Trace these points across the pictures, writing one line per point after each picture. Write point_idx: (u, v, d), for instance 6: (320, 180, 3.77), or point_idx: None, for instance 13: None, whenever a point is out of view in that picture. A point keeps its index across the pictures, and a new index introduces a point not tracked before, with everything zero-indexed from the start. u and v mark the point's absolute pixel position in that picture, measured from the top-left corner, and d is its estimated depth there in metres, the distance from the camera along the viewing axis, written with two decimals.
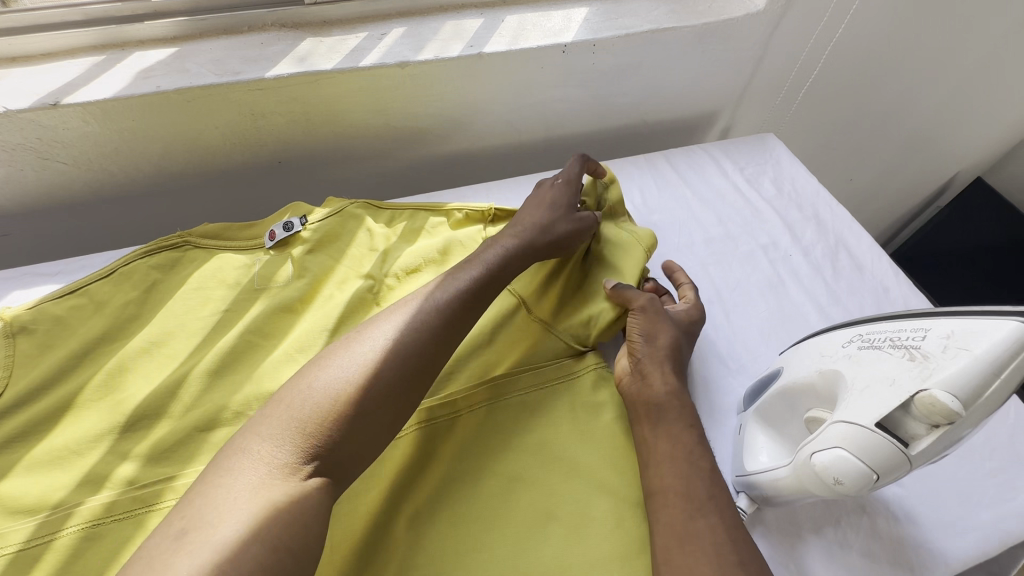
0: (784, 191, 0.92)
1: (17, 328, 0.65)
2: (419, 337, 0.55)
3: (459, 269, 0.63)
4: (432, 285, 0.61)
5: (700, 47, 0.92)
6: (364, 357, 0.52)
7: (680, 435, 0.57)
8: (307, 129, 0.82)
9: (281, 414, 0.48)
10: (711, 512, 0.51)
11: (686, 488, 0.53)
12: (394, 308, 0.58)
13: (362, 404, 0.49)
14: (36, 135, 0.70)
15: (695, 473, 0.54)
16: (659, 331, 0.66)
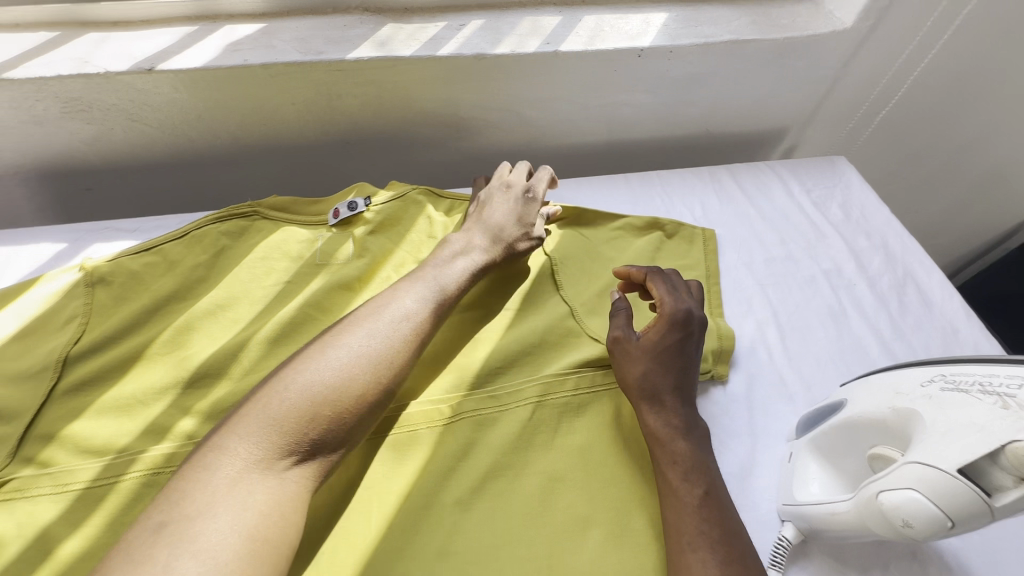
0: (852, 216, 0.88)
1: (97, 278, 0.69)
2: (398, 342, 0.56)
3: (422, 275, 0.64)
4: (407, 288, 0.61)
5: (779, 61, 0.89)
6: (341, 359, 0.52)
7: (664, 467, 0.56)
8: (378, 113, 0.83)
9: (258, 411, 0.49)
10: (701, 547, 0.50)
11: (671, 523, 0.52)
12: (373, 308, 0.58)
13: (339, 405, 0.50)
14: (129, 97, 0.73)
15: (680, 507, 0.53)
16: (626, 371, 0.61)
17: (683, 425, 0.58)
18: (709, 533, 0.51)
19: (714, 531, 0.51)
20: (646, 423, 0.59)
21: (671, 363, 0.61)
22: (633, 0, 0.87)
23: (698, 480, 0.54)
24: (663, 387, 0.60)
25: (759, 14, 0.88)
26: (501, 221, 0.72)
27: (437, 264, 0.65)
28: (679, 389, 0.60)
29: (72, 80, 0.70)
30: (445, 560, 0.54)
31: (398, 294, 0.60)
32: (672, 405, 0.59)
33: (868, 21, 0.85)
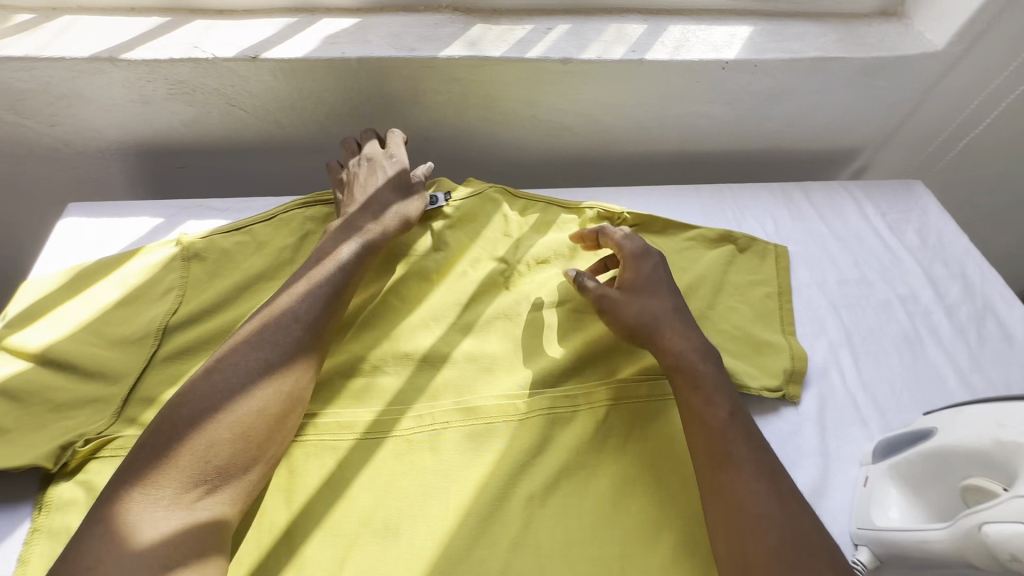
0: (929, 242, 0.87)
1: (192, 254, 0.72)
2: (285, 346, 0.56)
3: (315, 269, 0.63)
4: (293, 290, 0.61)
5: (862, 81, 0.88)
6: (232, 379, 0.53)
7: (686, 392, 0.59)
8: (460, 111, 0.85)
9: (153, 450, 0.48)
10: (738, 466, 0.53)
11: (706, 445, 0.55)
12: (260, 319, 0.58)
13: (239, 422, 0.51)
14: (231, 83, 0.77)
15: (711, 429, 0.55)
16: (625, 313, 0.64)
17: (693, 340, 0.62)
18: (740, 452, 0.54)
19: (745, 448, 0.54)
20: (660, 348, 0.62)
21: (660, 290, 0.66)
22: (719, 12, 0.87)
23: (718, 399, 0.57)
24: (663, 314, 0.64)
25: (846, 32, 0.87)
26: (386, 200, 0.72)
27: (323, 256, 0.65)
28: (676, 312, 0.64)
29: (182, 64, 0.73)
30: (520, 551, 0.55)
31: (288, 295, 0.60)
32: (677, 330, 0.63)
33: (960, 46, 0.84)
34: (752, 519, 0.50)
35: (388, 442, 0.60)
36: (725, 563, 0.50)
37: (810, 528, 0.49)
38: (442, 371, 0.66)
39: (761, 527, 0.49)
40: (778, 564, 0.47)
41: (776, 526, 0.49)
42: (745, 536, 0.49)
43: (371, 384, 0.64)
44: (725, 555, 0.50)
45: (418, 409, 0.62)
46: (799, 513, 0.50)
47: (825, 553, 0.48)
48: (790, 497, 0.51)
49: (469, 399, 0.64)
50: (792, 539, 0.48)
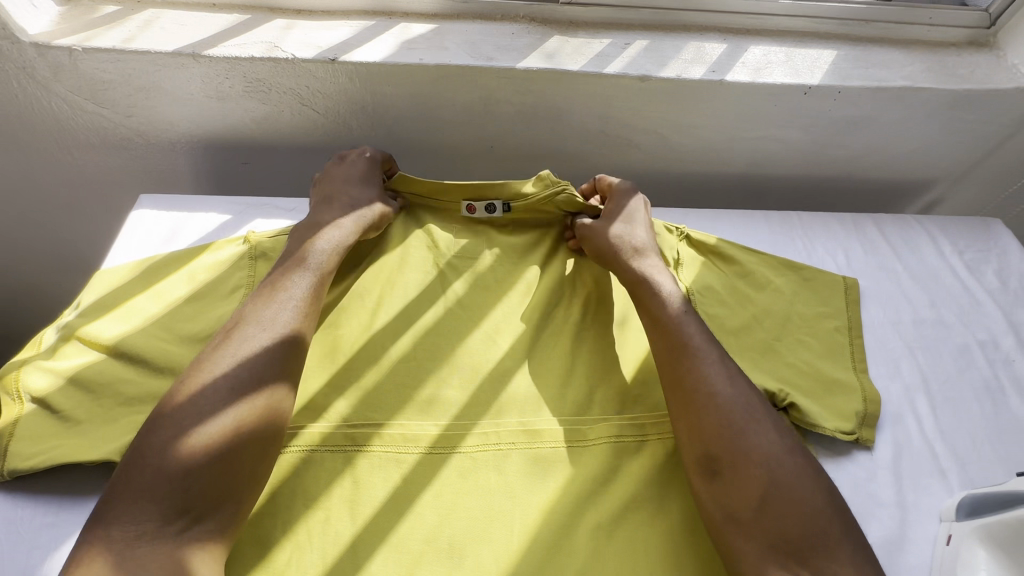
0: (1009, 286, 0.83)
1: (260, 252, 0.72)
2: (257, 354, 0.53)
3: (284, 276, 0.60)
4: (259, 299, 0.58)
5: (948, 113, 0.84)
6: (202, 399, 0.50)
7: (648, 298, 0.64)
8: (529, 121, 0.84)
9: (130, 484, 0.46)
10: (693, 353, 0.59)
11: (667, 341, 0.60)
12: (232, 331, 0.55)
13: (213, 445, 0.48)
14: (307, 84, 0.77)
15: (672, 325, 0.61)
16: (600, 241, 0.70)
17: (655, 264, 0.68)
18: (693, 340, 0.60)
19: (699, 338, 0.60)
20: (624, 265, 0.67)
21: (636, 222, 0.73)
22: (801, 35, 0.85)
23: (674, 298, 0.64)
24: (630, 241, 0.70)
25: (934, 61, 0.84)
26: (354, 201, 0.71)
27: (293, 266, 0.62)
28: (644, 239, 0.71)
29: (262, 63, 0.74)
30: None
31: (261, 305, 0.57)
32: (641, 251, 0.69)
33: None
34: (706, 397, 0.56)
35: (453, 459, 0.59)
36: (686, 439, 0.56)
37: (754, 398, 0.57)
38: (507, 389, 0.64)
39: (712, 403, 0.56)
40: (728, 431, 0.54)
41: (726, 401, 0.56)
42: (700, 412, 0.55)
43: (436, 398, 0.63)
44: (684, 433, 0.56)
45: (483, 426, 0.61)
46: (746, 388, 0.57)
47: (765, 415, 0.55)
48: (736, 374, 0.58)
49: (534, 420, 0.62)
50: (739, 408, 0.55)
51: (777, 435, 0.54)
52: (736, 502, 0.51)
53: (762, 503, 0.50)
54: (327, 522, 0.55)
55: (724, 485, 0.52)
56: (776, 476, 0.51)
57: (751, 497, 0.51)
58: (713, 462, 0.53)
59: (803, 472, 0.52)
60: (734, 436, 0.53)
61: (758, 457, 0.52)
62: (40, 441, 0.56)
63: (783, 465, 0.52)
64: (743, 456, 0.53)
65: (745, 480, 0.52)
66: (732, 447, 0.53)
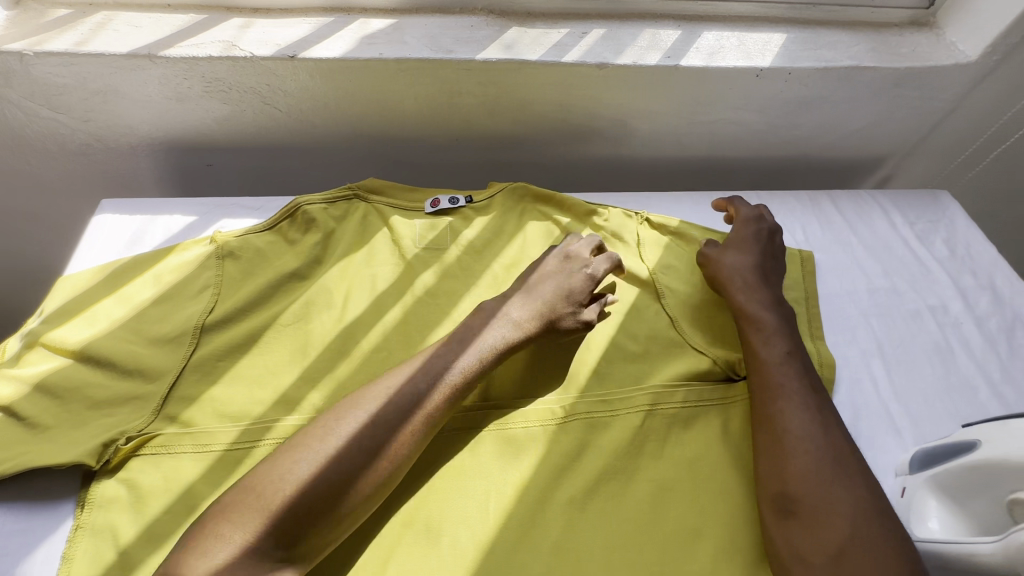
0: (957, 253, 0.87)
1: (227, 252, 0.72)
2: (392, 419, 0.54)
3: (443, 342, 0.61)
4: (419, 361, 0.59)
5: (894, 91, 0.88)
6: (337, 451, 0.51)
7: (750, 335, 0.67)
8: (492, 113, 0.85)
9: (251, 500, 0.48)
10: (787, 398, 0.61)
11: (760, 381, 0.63)
12: (385, 387, 0.56)
13: (333, 501, 0.49)
14: (268, 82, 0.77)
15: (767, 367, 0.63)
16: (718, 266, 0.74)
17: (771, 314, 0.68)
18: (792, 387, 0.61)
19: (797, 386, 0.61)
20: (734, 297, 0.70)
21: (748, 249, 0.75)
22: (752, 19, 0.87)
23: (777, 342, 0.65)
24: (747, 271, 0.72)
25: (878, 41, 0.87)
26: (540, 289, 0.67)
27: (467, 336, 0.62)
28: (757, 268, 0.73)
29: (220, 62, 0.73)
30: (561, 556, 0.55)
31: (419, 365, 0.58)
32: (752, 282, 0.71)
33: (992, 57, 0.84)
34: (797, 442, 0.57)
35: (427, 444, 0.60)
36: (767, 477, 0.58)
37: (847, 455, 0.57)
38: None
39: (802, 449, 0.57)
40: (816, 480, 0.55)
41: (817, 449, 0.57)
42: (788, 453, 0.57)
43: None
44: (765, 470, 0.58)
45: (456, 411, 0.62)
46: (841, 446, 0.58)
47: (858, 477, 0.56)
48: (830, 427, 0.59)
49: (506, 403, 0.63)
50: (831, 461, 0.56)
51: (869, 495, 0.54)
52: (812, 547, 0.52)
53: (839, 551, 0.51)
54: None
55: (800, 527, 0.54)
56: (860, 531, 0.52)
57: (828, 544, 0.52)
58: (792, 502, 0.55)
59: (890, 537, 0.52)
60: (822, 485, 0.55)
61: (842, 508, 0.53)
62: (7, 449, 0.56)
63: (869, 524, 0.52)
64: (825, 505, 0.54)
65: (823, 526, 0.53)
66: (815, 494, 0.54)
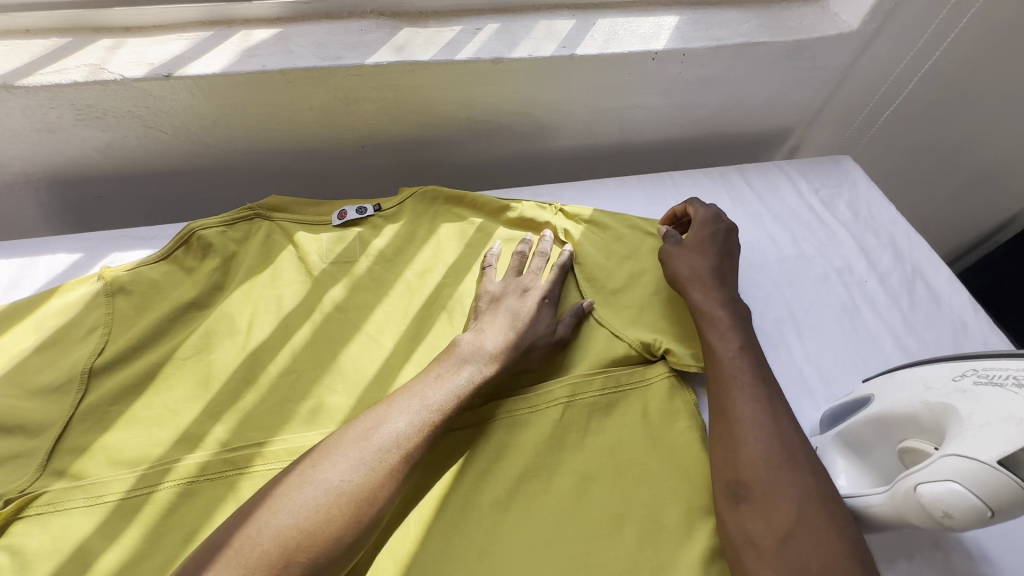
0: (860, 215, 0.90)
1: (117, 287, 0.68)
2: (368, 461, 0.51)
3: (417, 382, 0.59)
4: (390, 404, 0.56)
5: (787, 64, 0.91)
6: (315, 496, 0.48)
7: (706, 332, 0.65)
8: (395, 117, 0.83)
9: (225, 555, 0.45)
10: (739, 387, 0.58)
11: (713, 375, 0.61)
12: (362, 427, 0.54)
13: (311, 549, 0.46)
14: (145, 104, 0.73)
15: (722, 359, 0.61)
16: (675, 267, 0.73)
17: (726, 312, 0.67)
18: (746, 378, 0.59)
19: (750, 378, 0.59)
20: (691, 297, 0.69)
21: (705, 249, 0.74)
22: (645, 4, 0.89)
23: (733, 336, 0.64)
24: (704, 272, 0.71)
25: (768, 17, 0.90)
26: (505, 321, 0.67)
27: (441, 374, 0.60)
28: (713, 269, 0.72)
29: (88, 88, 0.69)
30: (483, 561, 0.55)
31: (395, 403, 0.56)
32: (709, 281, 0.70)
33: (873, 25, 0.88)
34: (748, 428, 0.55)
35: None
36: (720, 465, 0.55)
37: (797, 441, 0.54)
38: (393, 385, 0.64)
39: (754, 435, 0.54)
40: (766, 465, 0.52)
41: (768, 435, 0.54)
42: (738, 442, 0.54)
43: (321, 405, 0.62)
44: (720, 458, 0.55)
45: None
46: (789, 430, 0.55)
47: (806, 459, 0.53)
48: (781, 415, 0.56)
49: None
50: (780, 446, 0.53)
51: (816, 478, 0.51)
52: (761, 531, 0.49)
53: (787, 535, 0.48)
54: None
55: (750, 513, 0.51)
56: (808, 513, 0.49)
57: (777, 527, 0.49)
58: (742, 487, 0.52)
59: (838, 522, 0.49)
60: (772, 468, 0.52)
61: (791, 491, 0.50)
62: None
63: (816, 508, 0.49)
64: (774, 488, 0.51)
65: (771, 509, 0.50)
66: (764, 478, 0.51)
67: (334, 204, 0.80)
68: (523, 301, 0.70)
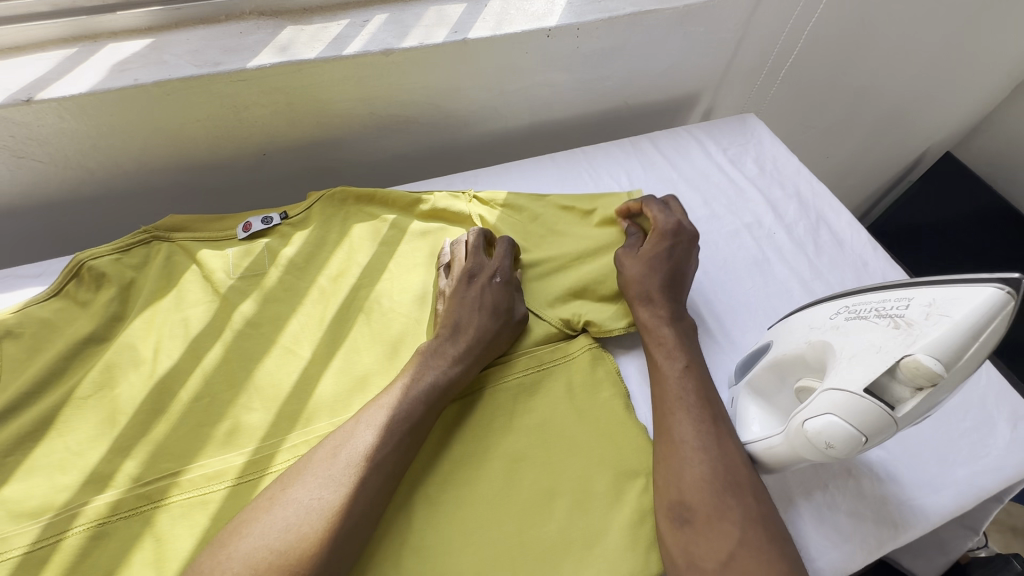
0: (766, 169, 0.94)
1: (3, 332, 0.64)
2: (340, 478, 0.51)
3: (381, 395, 0.58)
4: (357, 418, 0.56)
5: (682, 29, 0.93)
6: (287, 516, 0.48)
7: (653, 352, 0.64)
8: (292, 120, 0.81)
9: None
10: (683, 407, 0.57)
11: (657, 394, 0.60)
12: (332, 444, 0.54)
13: (287, 567, 0.45)
14: (10, 132, 0.68)
15: (666, 379, 0.61)
16: (626, 274, 0.71)
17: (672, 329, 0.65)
18: (691, 399, 0.58)
19: (694, 398, 0.58)
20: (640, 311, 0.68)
21: (658, 263, 0.71)
22: None
23: (678, 355, 0.63)
24: (653, 284, 0.69)
25: None
26: (463, 319, 0.67)
27: (404, 380, 0.60)
28: (665, 284, 0.69)
29: None
30: (419, 557, 0.55)
31: (362, 417, 0.56)
32: (659, 299, 0.68)
33: None
34: (692, 450, 0.54)
35: (264, 481, 0.57)
36: (663, 485, 0.54)
37: (740, 464, 0.54)
38: (314, 394, 0.63)
39: (698, 458, 0.53)
40: (710, 487, 0.51)
41: (711, 458, 0.53)
42: (681, 464, 0.53)
43: (238, 425, 0.60)
44: (663, 479, 0.54)
45: (291, 441, 0.59)
46: (731, 454, 0.54)
47: (749, 483, 0.52)
48: (725, 439, 0.55)
49: (345, 417, 0.61)
50: (723, 468, 0.53)
51: (757, 501, 0.51)
52: (706, 553, 0.49)
53: (730, 558, 0.48)
54: None
55: (694, 535, 0.50)
56: (749, 536, 0.49)
57: (721, 549, 0.49)
58: (687, 510, 0.51)
59: (778, 541, 0.49)
60: (716, 493, 0.51)
61: (733, 513, 0.50)
62: None
63: (758, 528, 0.49)
64: (718, 511, 0.50)
65: (716, 532, 0.49)
66: (708, 502, 0.51)
67: (238, 216, 0.77)
68: (476, 293, 0.69)
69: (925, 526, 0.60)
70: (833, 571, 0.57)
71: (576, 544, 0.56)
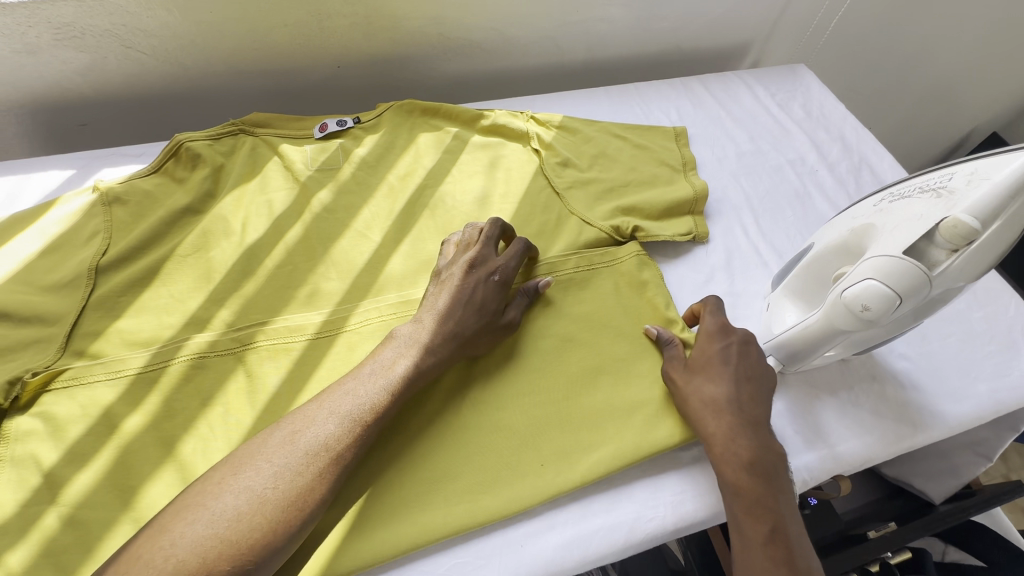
0: (812, 114, 0.97)
1: (112, 198, 0.71)
2: (321, 445, 0.50)
3: (357, 373, 0.56)
4: (348, 380, 0.55)
5: None
6: (237, 503, 0.45)
7: (732, 505, 0.54)
8: (367, 34, 0.86)
9: (200, 501, 0.45)
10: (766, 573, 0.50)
11: (738, 551, 0.52)
12: (288, 430, 0.50)
13: (269, 509, 0.46)
14: (121, 21, 0.75)
15: (750, 543, 0.52)
16: (689, 400, 0.59)
17: (757, 485, 0.54)
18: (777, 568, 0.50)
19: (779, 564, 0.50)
20: (714, 451, 0.56)
21: (717, 373, 0.60)
22: None
23: (765, 516, 0.52)
24: (723, 411, 0.57)
25: None
26: (447, 305, 0.61)
27: (379, 366, 0.56)
28: (730, 404, 0.58)
29: (65, 4, 0.71)
30: (478, 412, 0.61)
31: (325, 402, 0.53)
32: (729, 425, 0.57)
33: None
34: None
35: (341, 337, 0.64)
36: None
37: None
38: (384, 271, 0.70)
39: None
40: None
41: None
42: None
43: (317, 290, 0.67)
44: None
45: (363, 307, 0.66)
46: None
47: None
48: None
49: (411, 292, 0.68)
50: None
51: None
52: None
53: None
54: (227, 413, 0.59)
55: None
56: None
57: None
58: None
59: None
60: None
61: None
62: None
63: None
64: None
65: None
66: None
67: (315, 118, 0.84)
68: (468, 283, 0.63)
69: (943, 428, 0.64)
70: (854, 457, 0.62)
71: (617, 411, 0.62)
